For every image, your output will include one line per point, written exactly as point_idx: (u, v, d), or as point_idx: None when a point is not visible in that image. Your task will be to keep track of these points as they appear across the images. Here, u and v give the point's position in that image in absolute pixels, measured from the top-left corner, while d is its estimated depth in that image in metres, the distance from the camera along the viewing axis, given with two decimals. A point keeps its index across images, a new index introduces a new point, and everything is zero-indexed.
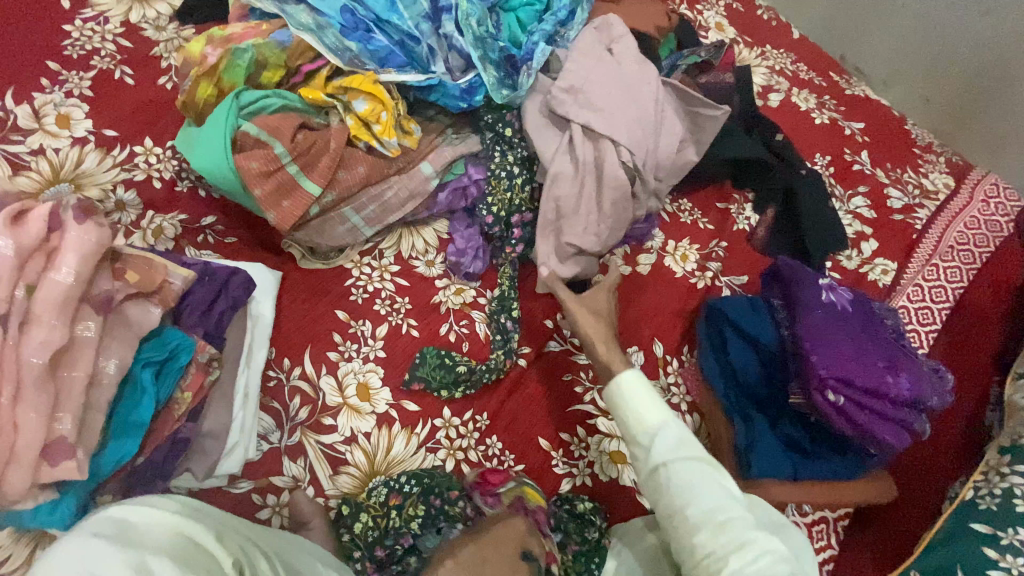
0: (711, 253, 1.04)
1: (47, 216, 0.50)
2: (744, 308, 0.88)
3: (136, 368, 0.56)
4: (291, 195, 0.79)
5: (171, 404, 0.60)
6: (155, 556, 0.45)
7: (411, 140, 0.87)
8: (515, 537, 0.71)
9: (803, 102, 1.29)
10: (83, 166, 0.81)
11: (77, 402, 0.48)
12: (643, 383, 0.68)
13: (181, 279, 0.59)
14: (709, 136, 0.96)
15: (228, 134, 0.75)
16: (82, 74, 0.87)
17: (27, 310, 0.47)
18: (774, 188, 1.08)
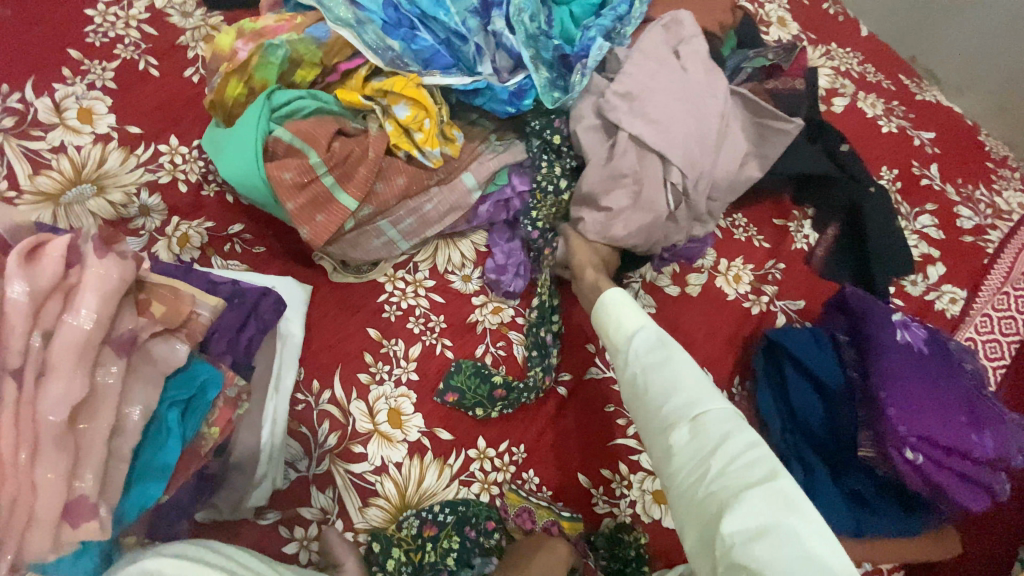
0: (766, 275, 0.96)
1: (66, 248, 0.44)
2: (807, 343, 0.81)
3: (163, 408, 0.50)
4: (327, 208, 0.74)
5: (198, 441, 0.55)
6: None
7: (453, 148, 0.82)
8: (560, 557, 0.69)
9: (870, 109, 1.19)
10: (106, 166, 0.76)
11: (99, 456, 0.43)
12: (627, 299, 0.71)
13: (210, 310, 0.53)
14: (776, 152, 0.87)
15: (260, 139, 0.71)
16: (104, 64, 0.82)
17: (45, 360, 0.41)
18: (836, 204, 0.99)
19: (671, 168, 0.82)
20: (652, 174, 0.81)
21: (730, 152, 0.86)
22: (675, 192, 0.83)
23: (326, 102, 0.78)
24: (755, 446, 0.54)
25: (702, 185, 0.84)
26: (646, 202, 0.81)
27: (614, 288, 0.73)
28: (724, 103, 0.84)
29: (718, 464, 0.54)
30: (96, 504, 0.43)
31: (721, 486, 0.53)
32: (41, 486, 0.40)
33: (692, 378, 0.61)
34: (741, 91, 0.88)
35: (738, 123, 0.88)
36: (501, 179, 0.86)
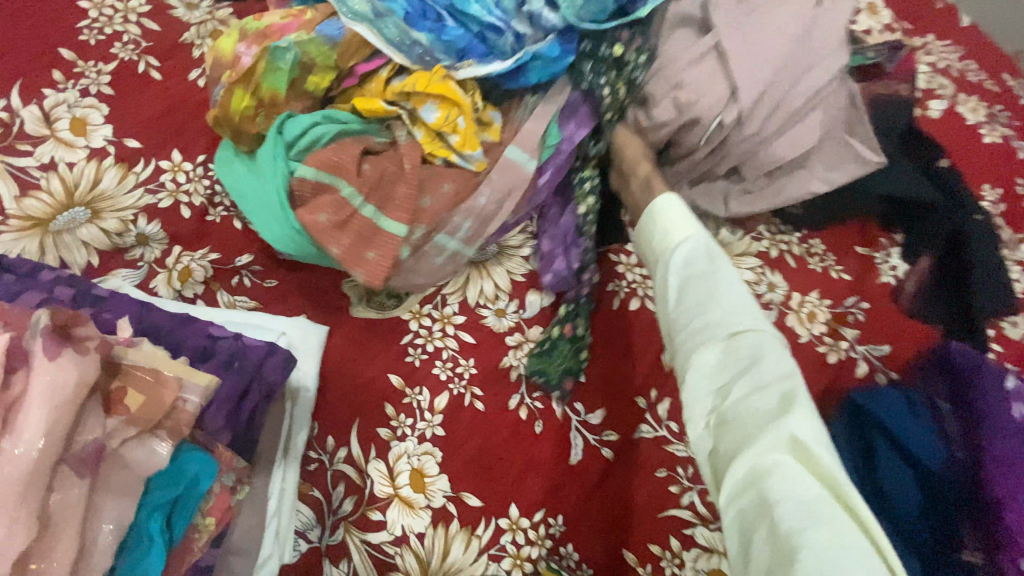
0: (846, 314, 0.83)
1: None
2: (900, 411, 0.70)
3: (144, 515, 0.42)
4: (375, 242, 0.65)
5: (190, 539, 0.47)
6: None
7: (494, 133, 0.72)
8: None
9: (972, 113, 1.02)
10: (101, 186, 0.68)
11: None
12: (675, 202, 0.62)
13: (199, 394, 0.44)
14: (843, 179, 0.76)
15: (280, 181, 0.64)
16: (100, 65, 0.72)
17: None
18: (939, 234, 0.86)
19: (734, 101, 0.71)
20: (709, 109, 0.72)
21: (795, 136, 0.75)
22: (719, 134, 0.73)
23: (346, 122, 0.68)
24: (791, 383, 0.49)
25: (744, 145, 0.75)
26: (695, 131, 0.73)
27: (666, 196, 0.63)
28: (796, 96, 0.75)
29: (745, 395, 0.49)
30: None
31: (741, 419, 0.49)
32: None
33: (732, 303, 0.54)
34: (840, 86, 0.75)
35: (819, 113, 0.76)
36: (553, 138, 0.74)
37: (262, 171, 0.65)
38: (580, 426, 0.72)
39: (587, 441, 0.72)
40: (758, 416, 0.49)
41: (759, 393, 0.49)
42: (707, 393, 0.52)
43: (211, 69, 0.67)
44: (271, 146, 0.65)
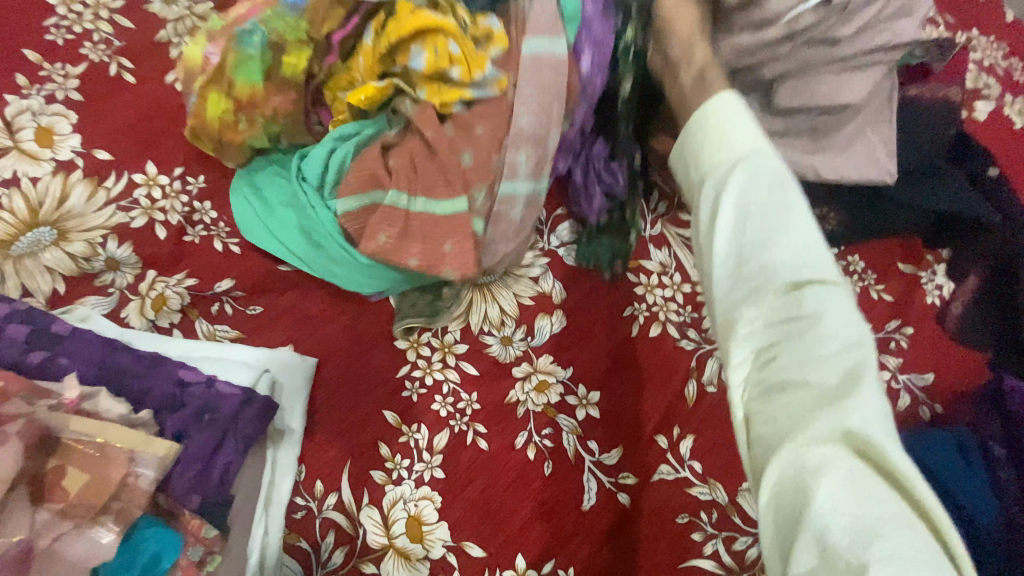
0: (887, 340, 0.76)
1: None
2: (949, 460, 0.62)
3: None
4: (447, 231, 0.60)
5: None
6: None
7: (501, 41, 0.60)
8: None
9: (1021, 116, 0.93)
10: (68, 203, 0.62)
11: None
12: (733, 102, 0.43)
13: (151, 469, 0.40)
14: (851, 175, 0.68)
15: (332, 223, 0.62)
16: (68, 68, 0.66)
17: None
18: (990, 251, 0.77)
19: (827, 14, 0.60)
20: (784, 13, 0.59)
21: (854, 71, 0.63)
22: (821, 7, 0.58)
23: (357, 131, 0.63)
24: (862, 364, 0.34)
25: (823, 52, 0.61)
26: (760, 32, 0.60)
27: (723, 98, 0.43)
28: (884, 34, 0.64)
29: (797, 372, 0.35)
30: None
31: (790, 403, 0.35)
32: None
33: (793, 243, 0.37)
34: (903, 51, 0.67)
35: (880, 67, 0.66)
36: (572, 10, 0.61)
37: (307, 221, 0.63)
38: (594, 467, 0.66)
39: (601, 483, 0.65)
40: (810, 403, 0.34)
41: (812, 366, 0.35)
42: (747, 354, 0.38)
43: (189, 82, 0.61)
44: (309, 198, 0.63)
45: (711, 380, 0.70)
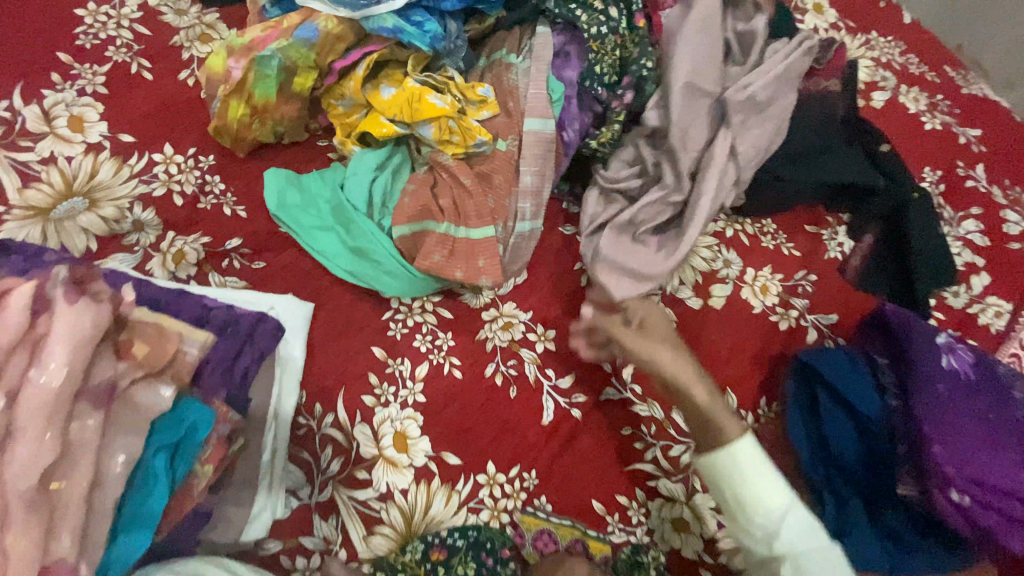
0: (796, 287, 0.89)
1: (32, 296, 0.39)
2: (843, 364, 0.75)
3: (149, 456, 0.47)
4: (481, 251, 0.70)
5: (191, 479, 0.52)
6: None
7: (492, 108, 0.72)
8: None
9: (912, 103, 1.09)
10: (98, 178, 0.73)
11: (77, 514, 0.39)
12: (757, 459, 0.57)
13: (197, 346, 0.49)
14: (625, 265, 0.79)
15: (386, 242, 0.71)
16: (95, 67, 0.78)
17: (11, 416, 0.37)
18: (878, 213, 0.92)
19: (730, 142, 0.76)
20: (672, 141, 0.75)
21: (753, 145, 0.77)
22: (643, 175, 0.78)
23: (385, 160, 0.74)
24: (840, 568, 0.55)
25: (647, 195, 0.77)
26: (681, 243, 0.75)
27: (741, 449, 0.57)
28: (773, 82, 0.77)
29: None
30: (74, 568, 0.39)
31: None
32: (11, 553, 0.37)
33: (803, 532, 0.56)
34: (781, 44, 0.82)
35: (741, 67, 0.80)
36: (557, 91, 0.74)
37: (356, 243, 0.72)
38: (552, 390, 0.78)
39: (558, 403, 0.77)
40: None
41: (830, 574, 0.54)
42: None
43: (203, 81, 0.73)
44: (361, 219, 0.72)
45: None
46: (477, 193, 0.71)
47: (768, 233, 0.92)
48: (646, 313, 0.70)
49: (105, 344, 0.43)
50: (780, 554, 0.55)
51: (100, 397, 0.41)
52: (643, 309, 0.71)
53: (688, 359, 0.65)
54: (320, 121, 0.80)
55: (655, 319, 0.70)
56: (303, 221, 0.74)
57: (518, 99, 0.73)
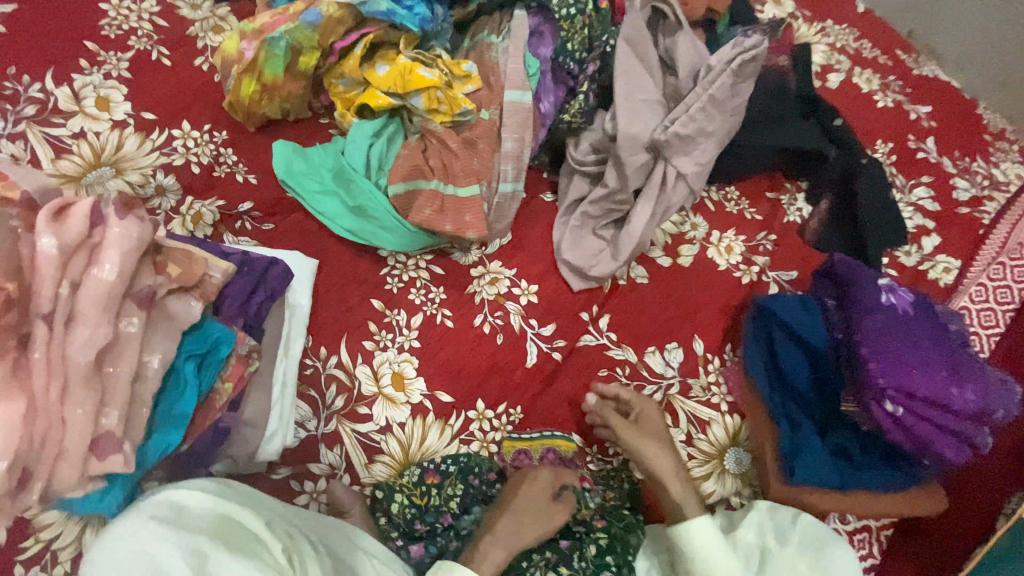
0: (757, 246, 0.97)
1: (90, 210, 0.46)
2: (797, 308, 0.83)
3: (179, 360, 0.56)
4: (469, 207, 0.78)
5: (212, 394, 0.60)
6: (205, 539, 0.49)
7: (476, 82, 0.81)
8: (544, 485, 0.71)
9: (865, 83, 1.19)
10: (123, 150, 0.81)
11: (122, 395, 0.47)
12: (712, 536, 0.67)
13: (221, 272, 0.58)
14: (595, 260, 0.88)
15: (383, 199, 0.80)
16: (119, 54, 0.87)
17: (72, 307, 0.45)
18: (831, 179, 1.02)
19: (671, 167, 0.86)
20: (619, 147, 0.84)
21: (698, 155, 0.86)
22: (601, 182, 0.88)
23: (380, 129, 0.83)
24: None
25: (604, 196, 0.87)
26: (626, 242, 0.85)
27: (700, 529, 0.67)
28: (703, 111, 0.84)
29: None
30: (122, 441, 0.47)
31: None
32: (71, 422, 0.44)
33: None
34: (713, 64, 0.86)
35: (677, 79, 0.90)
36: (534, 66, 0.83)
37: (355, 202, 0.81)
38: (535, 337, 0.86)
39: (540, 348, 0.85)
40: None
41: None
42: None
43: (218, 64, 0.82)
44: (360, 180, 0.81)
45: (622, 276, 0.91)
46: (463, 156, 0.80)
47: (731, 199, 1.00)
48: (641, 409, 0.79)
49: (144, 259, 0.51)
50: None
51: (143, 300, 0.50)
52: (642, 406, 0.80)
53: (669, 449, 0.75)
54: (321, 99, 0.88)
55: (645, 416, 0.79)
56: (307, 185, 0.82)
57: (498, 74, 0.82)
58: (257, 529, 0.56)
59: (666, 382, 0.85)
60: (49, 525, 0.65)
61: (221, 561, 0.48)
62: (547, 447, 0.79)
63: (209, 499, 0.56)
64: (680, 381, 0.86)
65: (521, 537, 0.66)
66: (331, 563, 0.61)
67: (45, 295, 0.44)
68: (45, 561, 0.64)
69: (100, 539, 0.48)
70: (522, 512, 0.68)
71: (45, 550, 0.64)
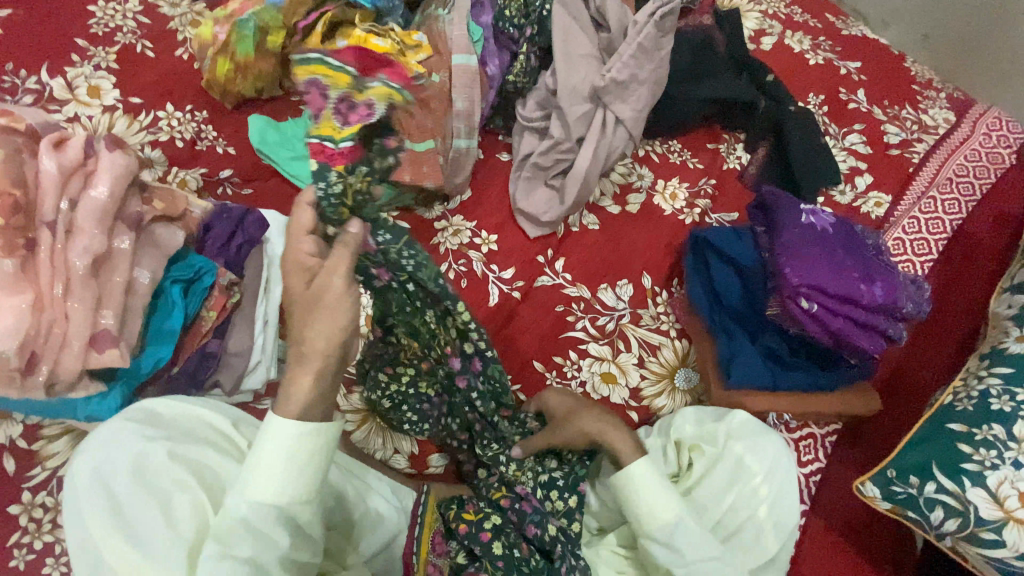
0: (700, 191, 1.04)
1: (83, 145, 0.67)
2: (728, 236, 0.92)
3: (167, 284, 0.72)
4: (426, 160, 0.89)
5: (200, 320, 0.75)
6: (181, 437, 0.61)
7: (427, 50, 0.93)
8: (295, 269, 0.57)
9: (796, 44, 1.29)
10: (113, 130, 0.90)
11: (117, 301, 0.66)
12: (652, 474, 0.68)
13: (200, 210, 0.78)
14: (550, 206, 0.95)
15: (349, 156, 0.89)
16: (107, 49, 0.96)
17: (72, 219, 0.64)
18: (763, 127, 1.10)
19: (610, 113, 0.97)
20: (561, 99, 0.96)
21: (637, 99, 0.97)
22: (546, 136, 0.97)
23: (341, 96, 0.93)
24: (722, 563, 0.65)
25: (551, 147, 0.96)
26: (576, 185, 0.93)
27: (637, 471, 0.68)
28: (634, 59, 0.96)
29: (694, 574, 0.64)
30: (115, 337, 0.65)
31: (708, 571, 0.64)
32: None
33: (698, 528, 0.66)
34: (639, 19, 0.99)
35: (609, 33, 1.02)
36: (477, 33, 0.96)
37: None
38: (496, 279, 0.92)
39: (501, 289, 0.92)
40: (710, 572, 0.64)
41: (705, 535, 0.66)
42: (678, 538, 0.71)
43: (196, 50, 0.92)
44: None
45: (574, 224, 0.99)
46: (418, 113, 0.90)
47: (675, 151, 1.08)
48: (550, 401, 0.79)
49: (132, 194, 0.71)
50: (664, 524, 0.65)
51: (132, 224, 0.70)
52: (561, 404, 0.78)
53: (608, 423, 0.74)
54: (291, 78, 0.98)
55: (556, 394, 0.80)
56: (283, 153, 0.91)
57: (445, 41, 0.94)
58: (224, 431, 0.65)
59: (618, 313, 0.93)
60: (55, 455, 0.73)
61: (191, 449, 0.60)
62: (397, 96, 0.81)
63: (182, 408, 0.64)
64: (631, 312, 0.93)
65: (312, 342, 0.55)
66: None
67: (52, 210, 0.63)
68: (52, 486, 0.71)
69: (87, 445, 0.58)
70: (304, 316, 0.56)
71: (53, 476, 0.72)
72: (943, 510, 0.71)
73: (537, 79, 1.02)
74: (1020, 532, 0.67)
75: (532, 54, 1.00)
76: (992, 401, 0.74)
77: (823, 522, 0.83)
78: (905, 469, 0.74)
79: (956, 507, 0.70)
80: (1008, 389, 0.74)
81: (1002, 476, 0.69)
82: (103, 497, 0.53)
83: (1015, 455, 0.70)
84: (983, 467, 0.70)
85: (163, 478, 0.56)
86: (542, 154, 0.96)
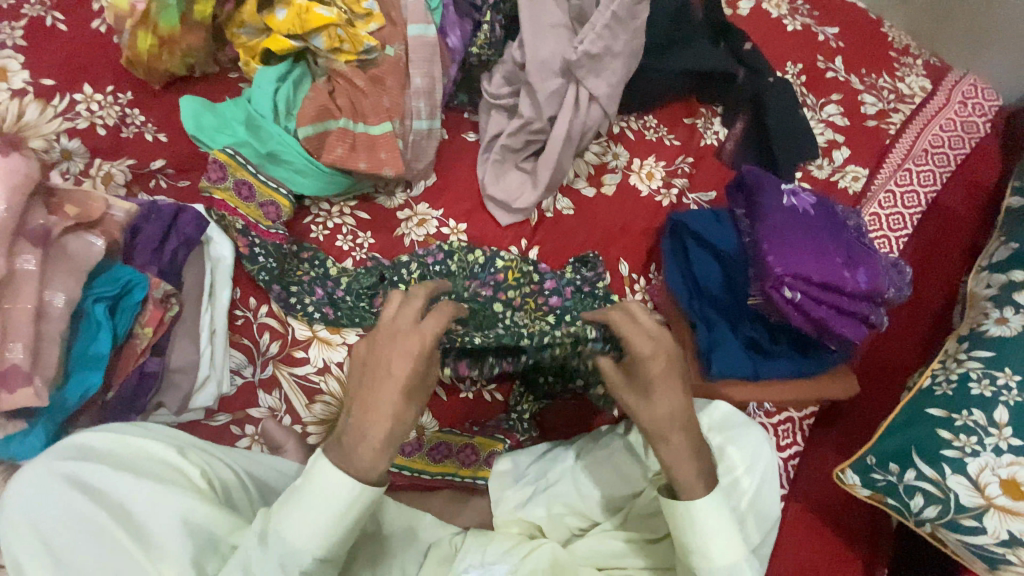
0: (677, 169, 0.99)
1: None
2: (708, 220, 0.88)
3: (89, 302, 0.64)
4: (382, 145, 0.83)
5: (133, 338, 0.68)
6: (97, 471, 0.54)
7: (379, 19, 0.86)
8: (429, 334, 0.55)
9: (774, 9, 1.23)
10: (25, 118, 0.78)
11: (27, 331, 0.58)
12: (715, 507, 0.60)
13: (122, 212, 0.71)
14: (518, 194, 0.88)
15: (298, 143, 0.82)
16: (13, 23, 0.82)
17: None
18: (742, 100, 1.05)
19: (583, 89, 0.90)
20: (529, 74, 0.89)
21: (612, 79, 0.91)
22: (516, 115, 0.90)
23: (282, 75, 0.85)
24: None
25: (522, 127, 0.90)
26: (546, 171, 0.88)
27: (701, 505, 0.59)
28: (608, 29, 0.90)
29: None
30: (28, 374, 0.58)
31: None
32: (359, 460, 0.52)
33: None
34: None
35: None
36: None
37: (267, 146, 0.82)
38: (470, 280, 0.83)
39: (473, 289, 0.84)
40: None
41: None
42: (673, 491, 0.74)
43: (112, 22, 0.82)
44: (268, 124, 0.82)
45: (548, 209, 0.92)
46: (373, 94, 0.85)
47: (651, 128, 1.02)
48: (650, 366, 0.62)
49: (36, 205, 0.64)
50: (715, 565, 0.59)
51: (39, 240, 0.62)
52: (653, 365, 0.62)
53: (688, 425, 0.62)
54: (226, 53, 0.90)
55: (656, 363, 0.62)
56: (216, 137, 0.81)
57: (399, 10, 0.88)
58: (170, 460, 0.58)
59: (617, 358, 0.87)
60: None
61: (127, 490, 0.54)
62: (268, 198, 0.81)
63: (118, 440, 0.58)
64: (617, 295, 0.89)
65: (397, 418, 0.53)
66: (256, 490, 0.64)
67: None
68: None
69: (12, 481, 0.53)
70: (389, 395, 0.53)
71: None
72: (923, 497, 0.71)
73: (503, 50, 0.95)
74: (999, 519, 0.67)
75: (496, 24, 0.94)
76: (971, 386, 0.74)
77: (801, 505, 0.84)
78: (885, 456, 0.74)
79: (935, 494, 0.70)
80: (989, 372, 0.74)
81: (982, 463, 0.69)
82: (35, 537, 0.50)
83: (994, 441, 0.70)
84: (962, 453, 0.70)
85: (93, 532, 0.51)
86: (509, 133, 0.89)
